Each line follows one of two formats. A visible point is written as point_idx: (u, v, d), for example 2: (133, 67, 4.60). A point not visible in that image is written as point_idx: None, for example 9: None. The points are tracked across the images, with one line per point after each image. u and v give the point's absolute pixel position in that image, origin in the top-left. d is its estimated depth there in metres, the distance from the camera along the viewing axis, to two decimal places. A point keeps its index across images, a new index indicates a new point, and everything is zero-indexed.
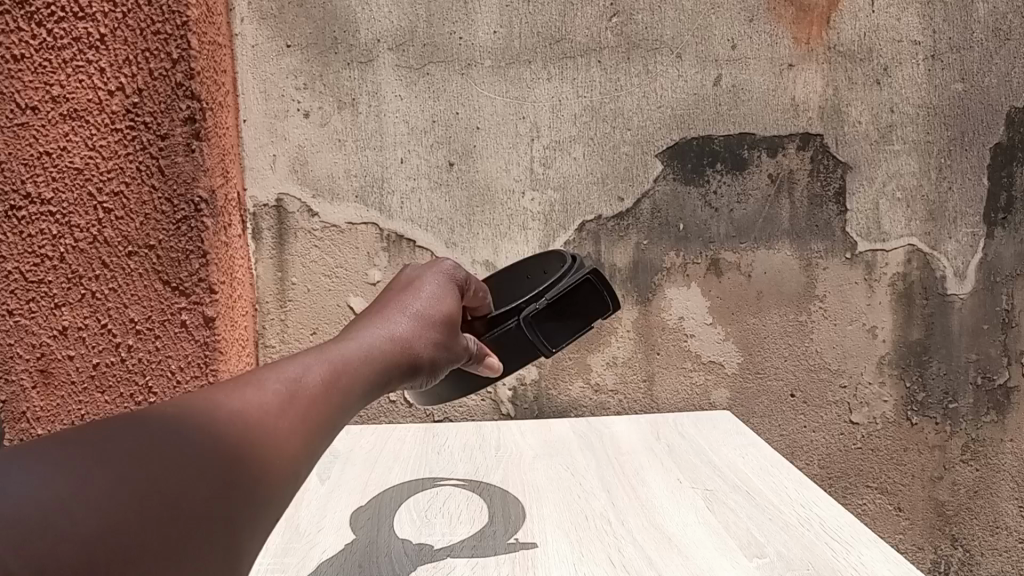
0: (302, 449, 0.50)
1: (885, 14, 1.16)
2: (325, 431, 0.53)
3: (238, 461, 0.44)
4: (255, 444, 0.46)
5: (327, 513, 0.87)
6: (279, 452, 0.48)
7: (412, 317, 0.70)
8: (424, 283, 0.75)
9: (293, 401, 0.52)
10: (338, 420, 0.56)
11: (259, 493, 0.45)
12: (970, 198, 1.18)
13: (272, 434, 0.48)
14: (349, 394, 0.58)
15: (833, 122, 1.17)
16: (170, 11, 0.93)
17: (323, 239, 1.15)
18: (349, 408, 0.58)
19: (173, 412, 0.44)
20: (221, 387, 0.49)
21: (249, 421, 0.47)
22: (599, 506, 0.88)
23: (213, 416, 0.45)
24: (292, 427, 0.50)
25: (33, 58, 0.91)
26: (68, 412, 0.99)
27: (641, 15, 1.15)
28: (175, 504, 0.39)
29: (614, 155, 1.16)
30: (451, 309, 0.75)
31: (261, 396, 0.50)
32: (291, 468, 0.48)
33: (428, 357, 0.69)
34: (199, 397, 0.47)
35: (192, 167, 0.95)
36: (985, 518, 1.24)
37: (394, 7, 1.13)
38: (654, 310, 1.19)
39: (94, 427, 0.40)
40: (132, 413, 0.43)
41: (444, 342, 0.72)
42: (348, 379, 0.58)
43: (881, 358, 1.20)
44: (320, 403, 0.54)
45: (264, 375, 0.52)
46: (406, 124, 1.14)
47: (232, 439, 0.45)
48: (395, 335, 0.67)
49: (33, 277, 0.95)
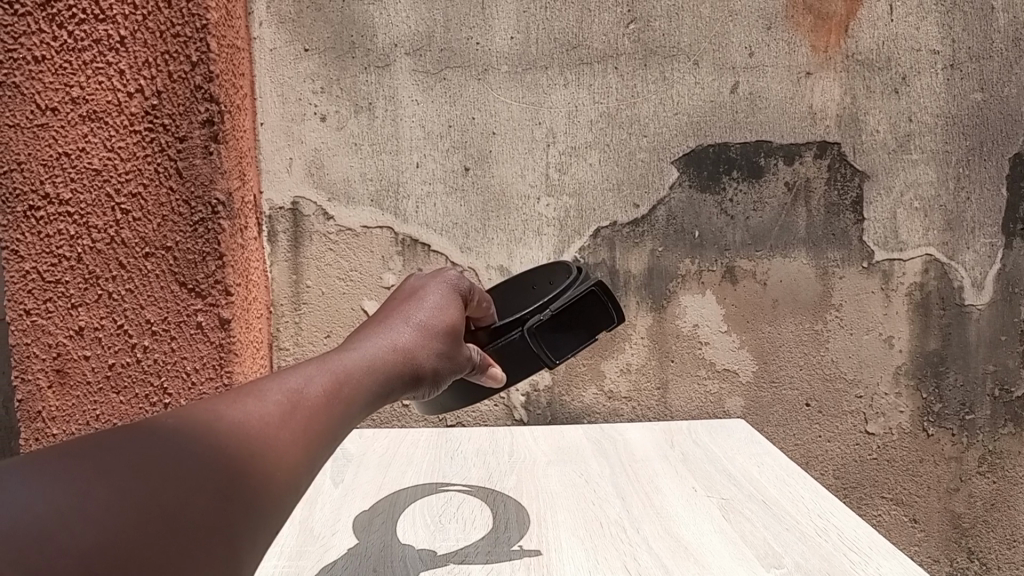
0: (306, 459, 0.50)
1: (904, 23, 1.16)
2: (328, 440, 0.53)
3: (240, 472, 0.44)
4: (257, 455, 0.46)
5: (340, 517, 0.87)
6: (280, 462, 0.47)
7: (415, 327, 0.69)
8: (427, 293, 0.75)
9: (295, 411, 0.51)
10: (342, 429, 0.56)
11: (262, 504, 0.44)
12: (988, 208, 1.18)
13: (275, 444, 0.48)
14: (352, 403, 0.57)
15: (851, 131, 1.16)
16: (190, 14, 0.93)
17: (338, 242, 1.15)
18: (352, 418, 0.57)
19: (173, 424, 0.44)
20: (222, 397, 0.49)
21: (250, 432, 0.47)
22: (614, 513, 0.87)
23: (214, 426, 0.45)
24: (294, 436, 0.49)
25: (54, 60, 0.92)
26: (83, 413, 0.99)
27: (658, 22, 1.15)
28: (175, 516, 0.39)
29: (630, 161, 1.16)
30: (454, 319, 0.74)
31: (263, 406, 0.49)
32: (295, 478, 0.48)
33: (431, 367, 0.69)
34: (200, 409, 0.46)
35: (210, 169, 0.96)
36: (1003, 531, 1.22)
37: (412, 12, 1.13)
38: (669, 317, 1.18)
39: (94, 440, 0.40)
40: (131, 426, 0.43)
41: (446, 352, 0.71)
42: (350, 389, 0.58)
43: (897, 368, 1.19)
44: (322, 412, 0.53)
45: (266, 385, 0.52)
46: (422, 128, 1.15)
47: (234, 448, 0.45)
48: (399, 344, 0.66)
49: (50, 277, 0.95)
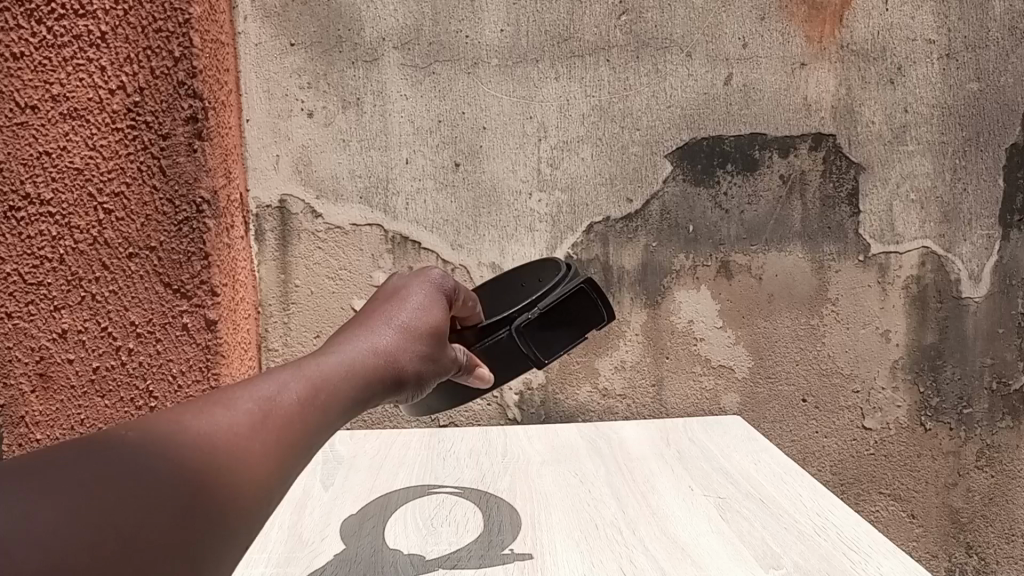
0: (276, 472, 0.48)
1: (899, 12, 1.14)
2: (303, 449, 0.51)
3: (204, 489, 0.42)
4: (225, 468, 0.44)
5: (329, 522, 0.86)
6: (248, 476, 0.45)
7: (397, 329, 0.67)
8: (410, 293, 0.73)
9: (266, 420, 0.49)
10: (319, 437, 0.54)
11: (229, 519, 0.43)
12: (985, 200, 1.16)
13: (245, 457, 0.46)
14: (328, 410, 0.55)
15: (846, 123, 1.15)
16: (173, 9, 0.91)
17: (327, 241, 1.14)
18: (330, 424, 0.55)
19: (134, 437, 0.42)
20: (191, 406, 0.47)
21: (219, 445, 0.45)
22: (609, 514, 0.86)
23: (179, 440, 0.43)
24: (265, 447, 0.48)
25: (32, 56, 0.89)
26: (68, 417, 0.97)
27: (650, 14, 1.13)
28: (131, 539, 0.38)
29: (623, 155, 1.14)
30: (439, 320, 0.72)
31: (233, 416, 0.47)
32: (265, 492, 0.46)
33: (412, 371, 0.66)
34: (165, 419, 0.45)
35: (194, 167, 0.94)
36: (1001, 525, 1.21)
37: (399, 5, 1.11)
38: (663, 313, 1.17)
39: (51, 456, 0.39)
40: (92, 439, 0.41)
41: (430, 355, 0.69)
42: (328, 395, 0.55)
43: (895, 362, 1.18)
44: (297, 420, 0.51)
45: (238, 392, 0.50)
46: (412, 123, 1.13)
47: (198, 463, 0.43)
48: (379, 347, 0.64)
49: (32, 279, 0.93)
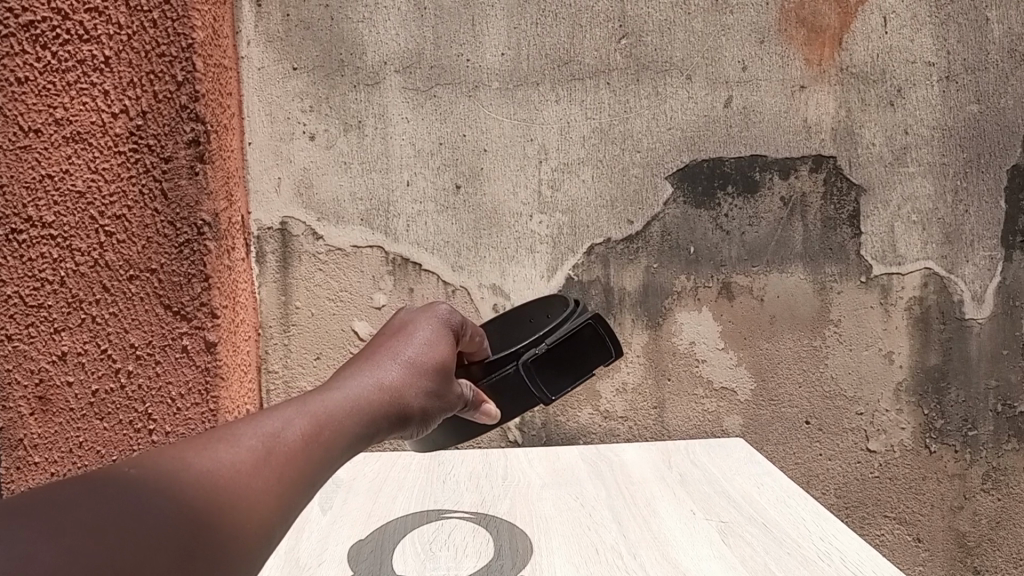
0: (278, 511, 0.47)
1: (898, 35, 1.15)
2: (307, 487, 0.51)
3: (204, 529, 0.42)
4: (226, 507, 0.44)
5: (328, 546, 0.85)
6: (248, 516, 0.45)
7: (403, 364, 0.66)
8: (417, 328, 0.72)
9: (270, 458, 0.49)
10: (322, 476, 0.53)
11: (227, 561, 0.43)
12: (987, 221, 1.16)
13: (246, 496, 0.45)
14: (333, 447, 0.54)
15: (846, 145, 1.15)
16: (175, 34, 0.92)
17: (328, 262, 1.14)
18: (336, 460, 0.55)
19: (138, 475, 0.42)
20: (195, 442, 0.47)
21: (220, 483, 0.45)
22: (610, 539, 0.85)
23: (181, 478, 0.43)
24: (268, 485, 0.47)
25: (37, 81, 0.90)
26: (66, 440, 0.96)
27: (650, 38, 1.14)
28: None
29: (623, 177, 1.15)
30: (444, 356, 0.71)
31: (237, 453, 0.47)
32: (266, 531, 0.46)
33: (418, 407, 0.65)
34: (168, 457, 0.45)
35: (195, 190, 0.95)
36: (1008, 550, 1.20)
37: (401, 29, 1.12)
38: (665, 335, 1.16)
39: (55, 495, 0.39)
40: (96, 476, 0.42)
41: (435, 390, 0.68)
42: (333, 431, 0.55)
43: (898, 384, 1.17)
44: (302, 458, 0.51)
45: (242, 428, 0.50)
46: (413, 146, 1.13)
47: (199, 502, 0.43)
48: (385, 382, 0.63)
49: (33, 301, 0.93)
